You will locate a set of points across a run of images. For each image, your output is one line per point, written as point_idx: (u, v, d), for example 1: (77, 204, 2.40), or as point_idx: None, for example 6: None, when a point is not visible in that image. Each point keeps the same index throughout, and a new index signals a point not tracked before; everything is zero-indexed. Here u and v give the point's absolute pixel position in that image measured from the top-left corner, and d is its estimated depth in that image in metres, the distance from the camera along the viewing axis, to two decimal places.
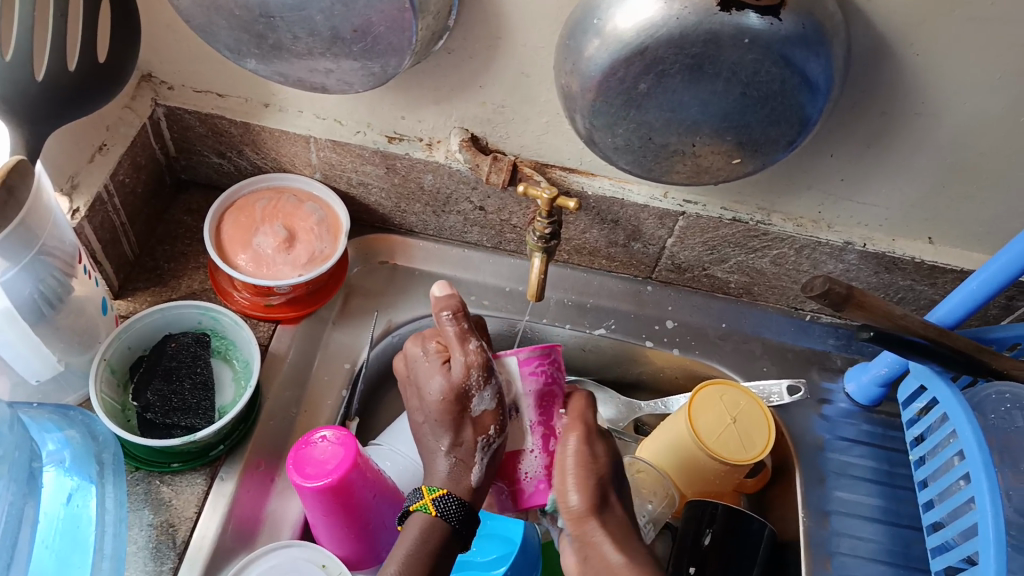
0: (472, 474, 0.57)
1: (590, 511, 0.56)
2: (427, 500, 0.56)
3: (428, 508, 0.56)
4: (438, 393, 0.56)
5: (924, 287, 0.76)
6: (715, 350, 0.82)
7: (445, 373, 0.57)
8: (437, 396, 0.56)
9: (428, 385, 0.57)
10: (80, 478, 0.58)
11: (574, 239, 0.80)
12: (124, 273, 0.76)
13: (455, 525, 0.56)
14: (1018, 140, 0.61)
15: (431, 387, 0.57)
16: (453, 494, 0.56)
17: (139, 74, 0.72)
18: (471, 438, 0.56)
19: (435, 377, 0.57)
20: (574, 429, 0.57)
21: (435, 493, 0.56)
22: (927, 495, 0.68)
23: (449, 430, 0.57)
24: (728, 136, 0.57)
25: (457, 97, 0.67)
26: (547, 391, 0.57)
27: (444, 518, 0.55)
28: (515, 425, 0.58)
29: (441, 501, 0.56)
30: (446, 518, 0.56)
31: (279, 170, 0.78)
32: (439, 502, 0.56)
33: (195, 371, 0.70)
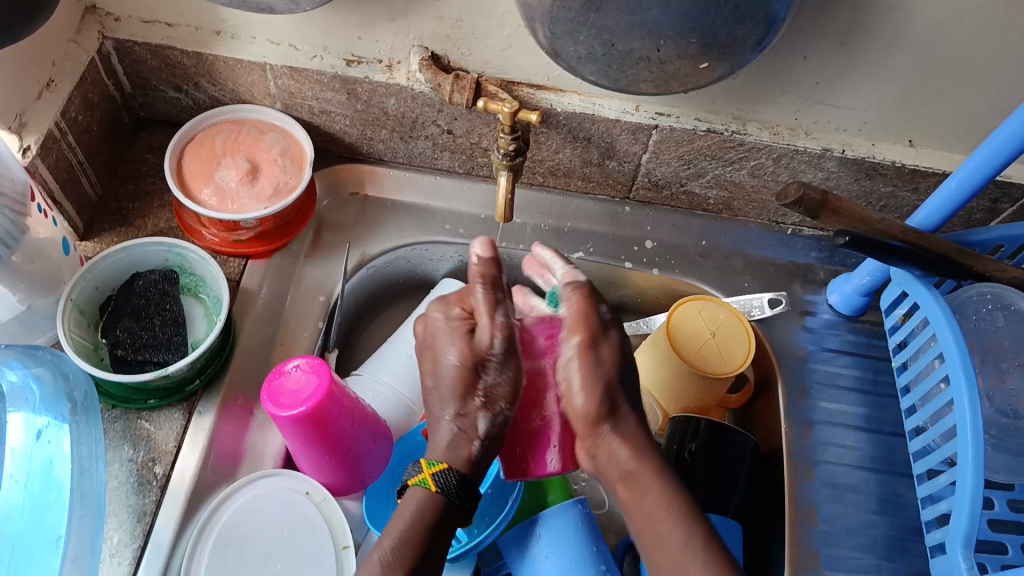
0: (473, 446, 0.54)
1: (598, 416, 0.53)
2: (427, 475, 0.53)
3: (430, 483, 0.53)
4: (457, 359, 0.54)
5: (906, 192, 0.74)
6: (695, 269, 0.81)
7: (464, 341, 0.55)
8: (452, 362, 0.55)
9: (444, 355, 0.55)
10: (51, 416, 0.57)
11: (546, 160, 0.77)
12: (88, 215, 0.74)
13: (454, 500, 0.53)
14: (997, 30, 0.58)
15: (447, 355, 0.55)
16: (452, 468, 0.53)
17: (83, 7, 0.69)
18: (476, 409, 0.54)
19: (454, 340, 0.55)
20: (573, 334, 0.55)
21: (435, 467, 0.53)
22: (909, 400, 0.68)
23: (459, 398, 0.54)
24: (693, 39, 0.54)
25: (413, 12, 0.64)
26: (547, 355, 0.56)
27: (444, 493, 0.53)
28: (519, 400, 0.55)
29: (441, 476, 0.53)
30: (447, 494, 0.53)
31: (239, 102, 0.76)
32: (439, 477, 0.53)
33: (165, 307, 0.69)
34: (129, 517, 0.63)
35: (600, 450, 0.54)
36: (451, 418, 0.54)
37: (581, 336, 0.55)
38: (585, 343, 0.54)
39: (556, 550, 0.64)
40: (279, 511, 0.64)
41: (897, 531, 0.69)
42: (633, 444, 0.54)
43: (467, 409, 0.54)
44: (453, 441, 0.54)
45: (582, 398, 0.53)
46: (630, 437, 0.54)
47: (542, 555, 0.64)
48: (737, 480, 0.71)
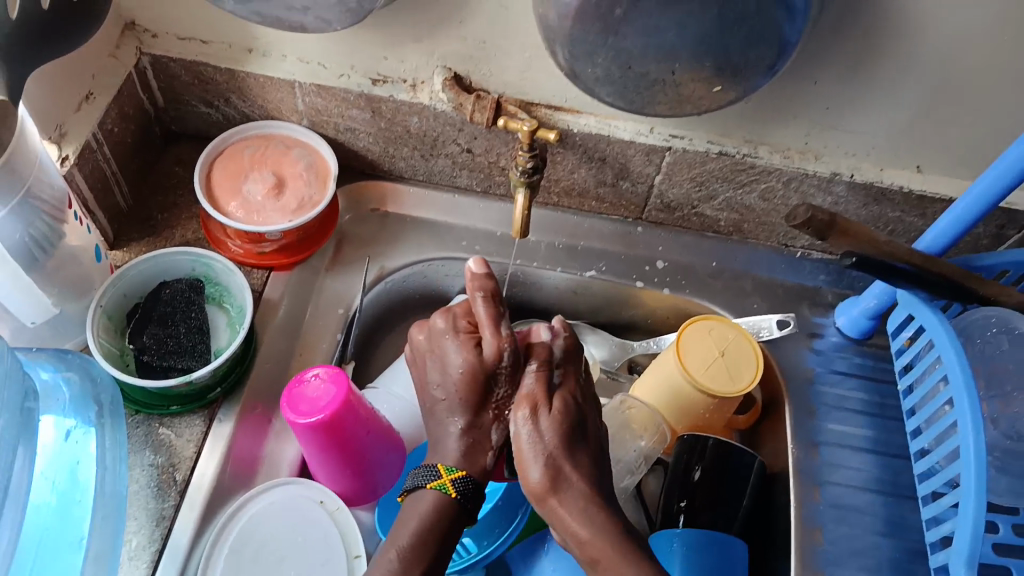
0: (487, 456, 0.56)
1: (549, 489, 0.51)
2: (446, 480, 0.54)
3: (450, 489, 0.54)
4: (462, 369, 0.57)
5: (914, 218, 0.76)
6: (706, 290, 0.83)
7: (469, 351, 0.57)
8: (457, 371, 0.57)
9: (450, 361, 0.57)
10: (79, 419, 0.59)
11: (562, 179, 0.79)
12: (117, 224, 0.77)
13: (468, 505, 0.54)
14: (1002, 58, 0.60)
15: (454, 364, 0.57)
16: (469, 473, 0.55)
17: (123, 23, 0.72)
18: (489, 421, 0.57)
19: (460, 350, 0.57)
20: (521, 406, 0.53)
21: (455, 473, 0.54)
22: (914, 423, 0.69)
23: (469, 410, 0.56)
24: (707, 62, 0.56)
25: (438, 33, 0.67)
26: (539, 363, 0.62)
27: (460, 500, 0.54)
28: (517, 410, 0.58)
29: (461, 484, 0.54)
30: (463, 499, 0.54)
31: (267, 118, 0.78)
32: (458, 483, 0.54)
33: (190, 316, 0.70)
34: (148, 521, 0.64)
35: (615, 471, 0.56)
36: (458, 427, 0.56)
37: (585, 366, 0.58)
38: (540, 422, 0.52)
39: (562, 565, 0.64)
40: (294, 519, 0.66)
41: (902, 554, 0.70)
42: (586, 511, 0.50)
43: (480, 421, 0.57)
44: (467, 450, 0.56)
45: (534, 472, 0.51)
46: (583, 503, 0.50)
47: (547, 567, 0.65)
48: (742, 500, 0.73)
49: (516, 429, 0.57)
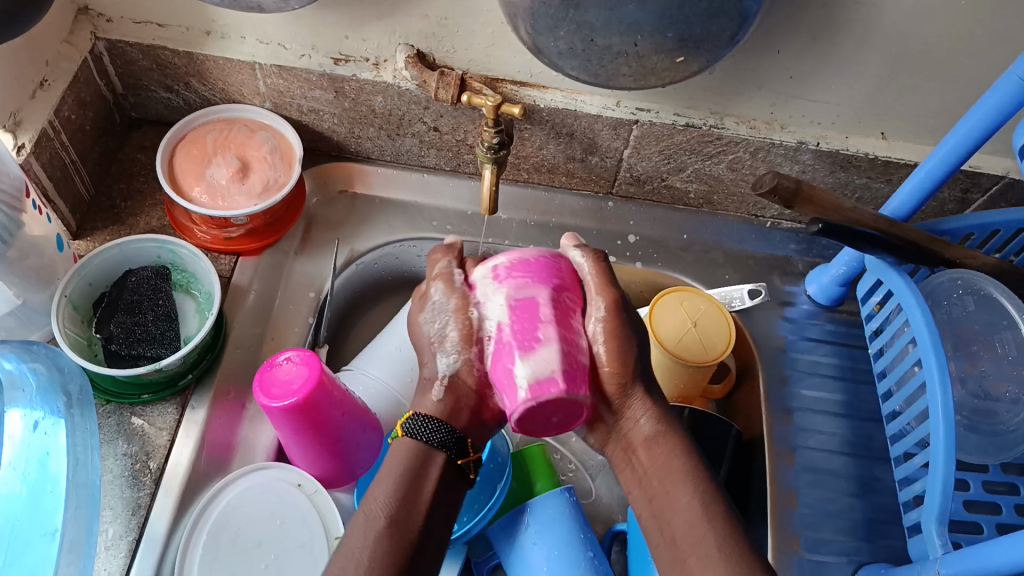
0: (448, 388, 0.54)
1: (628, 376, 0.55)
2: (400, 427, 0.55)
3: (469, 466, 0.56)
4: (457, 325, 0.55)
5: (881, 184, 0.76)
6: (677, 262, 0.83)
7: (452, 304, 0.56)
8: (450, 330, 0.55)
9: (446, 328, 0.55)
10: (48, 409, 0.58)
11: (531, 156, 0.79)
12: (81, 214, 0.76)
13: (432, 441, 0.53)
14: (963, 25, 0.60)
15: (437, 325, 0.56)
16: (427, 413, 0.54)
17: (75, 8, 0.70)
18: (467, 357, 0.55)
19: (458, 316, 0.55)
20: (601, 300, 0.56)
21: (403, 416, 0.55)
22: (885, 386, 0.70)
23: (462, 346, 0.55)
24: (669, 33, 0.56)
25: (399, 11, 0.66)
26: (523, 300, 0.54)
27: (422, 440, 0.53)
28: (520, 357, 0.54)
29: (411, 424, 0.54)
30: (426, 438, 0.53)
31: (229, 101, 0.77)
32: (408, 423, 0.54)
33: (157, 304, 0.70)
34: (124, 509, 0.64)
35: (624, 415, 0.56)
36: (446, 371, 0.54)
37: (606, 299, 0.56)
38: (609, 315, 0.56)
39: (545, 539, 0.65)
40: (273, 503, 0.65)
41: (875, 515, 0.71)
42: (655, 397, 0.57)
43: (461, 351, 0.55)
44: (446, 396, 0.54)
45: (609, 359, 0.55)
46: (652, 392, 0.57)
47: (530, 541, 0.65)
48: (719, 467, 0.74)
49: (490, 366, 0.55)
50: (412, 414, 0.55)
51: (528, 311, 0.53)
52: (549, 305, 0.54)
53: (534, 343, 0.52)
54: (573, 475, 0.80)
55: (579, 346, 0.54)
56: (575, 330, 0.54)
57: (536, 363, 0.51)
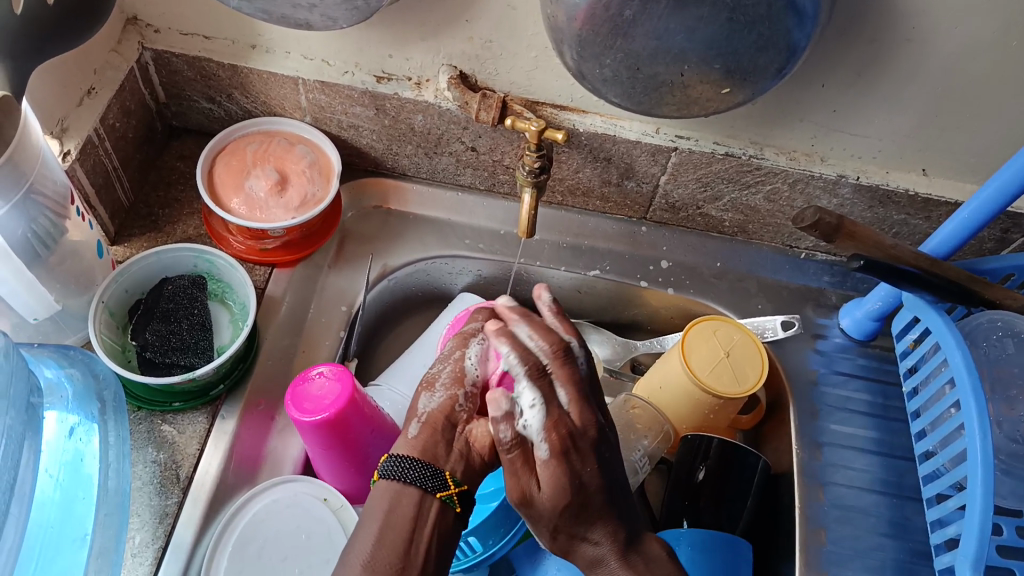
0: (414, 424, 0.57)
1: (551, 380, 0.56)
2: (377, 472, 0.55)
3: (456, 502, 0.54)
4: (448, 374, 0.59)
5: (919, 220, 0.76)
6: (709, 289, 0.83)
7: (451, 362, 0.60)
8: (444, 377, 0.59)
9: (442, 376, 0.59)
10: (82, 414, 0.58)
11: (567, 178, 0.79)
12: (119, 220, 0.76)
13: (403, 479, 0.53)
14: (1011, 66, 0.60)
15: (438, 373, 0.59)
16: (396, 454, 0.55)
17: (124, 19, 0.71)
18: (447, 395, 0.58)
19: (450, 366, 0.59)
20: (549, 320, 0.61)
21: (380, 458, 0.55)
22: (919, 425, 0.69)
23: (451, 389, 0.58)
24: (716, 64, 0.56)
25: (444, 32, 0.66)
26: None
27: (388, 477, 0.53)
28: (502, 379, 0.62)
29: (385, 465, 0.54)
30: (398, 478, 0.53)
31: (269, 114, 0.78)
32: (381, 466, 0.55)
33: (193, 312, 0.70)
34: (151, 517, 0.64)
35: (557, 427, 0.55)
36: (427, 407, 0.57)
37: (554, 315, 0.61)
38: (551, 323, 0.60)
39: (566, 564, 0.64)
40: (299, 516, 0.66)
41: (906, 555, 0.70)
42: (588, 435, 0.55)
43: (442, 390, 0.58)
44: (420, 432, 0.56)
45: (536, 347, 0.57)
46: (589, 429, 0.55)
47: (553, 567, 0.65)
48: (746, 498, 0.72)
49: (468, 406, 0.58)
50: (387, 456, 0.55)
51: None
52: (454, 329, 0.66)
53: None
54: None
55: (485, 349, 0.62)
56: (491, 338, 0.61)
57: None
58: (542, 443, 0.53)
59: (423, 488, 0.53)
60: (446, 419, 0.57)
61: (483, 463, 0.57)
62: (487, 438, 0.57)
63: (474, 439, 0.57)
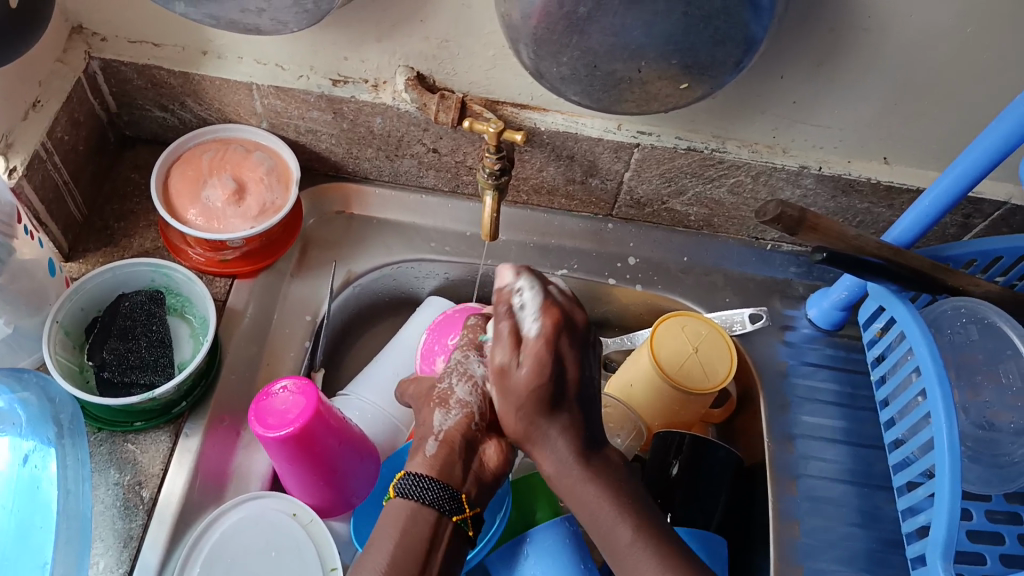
0: (430, 443, 0.55)
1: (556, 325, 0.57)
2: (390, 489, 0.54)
3: (468, 525, 0.54)
4: (469, 394, 0.58)
5: (882, 209, 0.76)
6: (677, 285, 0.83)
7: (466, 381, 0.58)
8: (461, 397, 0.58)
9: (460, 393, 0.58)
10: (38, 440, 0.57)
11: (531, 177, 0.78)
12: (73, 235, 0.74)
13: (424, 500, 0.52)
14: (966, 53, 0.60)
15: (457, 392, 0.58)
16: (415, 473, 0.54)
17: (70, 27, 0.69)
18: (461, 414, 0.57)
19: (467, 385, 0.58)
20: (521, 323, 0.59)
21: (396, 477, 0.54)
22: (888, 413, 0.69)
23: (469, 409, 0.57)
24: (674, 60, 0.55)
25: (399, 32, 0.65)
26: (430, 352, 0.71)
27: (406, 496, 0.52)
28: None
29: (402, 484, 0.53)
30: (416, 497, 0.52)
31: (225, 121, 0.76)
32: (399, 484, 0.54)
33: (151, 329, 0.69)
34: (116, 541, 0.63)
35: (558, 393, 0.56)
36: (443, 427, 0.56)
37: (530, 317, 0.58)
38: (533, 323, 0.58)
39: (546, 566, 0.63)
40: (267, 533, 0.64)
41: (877, 544, 0.70)
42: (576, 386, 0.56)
43: (455, 407, 0.57)
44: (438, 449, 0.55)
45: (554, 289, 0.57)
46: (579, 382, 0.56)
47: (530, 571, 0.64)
48: (719, 496, 0.72)
49: (484, 427, 0.57)
50: (405, 474, 0.54)
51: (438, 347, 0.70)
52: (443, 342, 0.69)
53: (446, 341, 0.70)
54: None
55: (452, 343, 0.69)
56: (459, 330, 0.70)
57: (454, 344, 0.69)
58: (533, 323, 0.53)
59: (443, 513, 0.52)
60: (464, 438, 0.56)
61: (496, 479, 0.56)
62: (501, 456, 0.57)
63: (488, 457, 0.56)
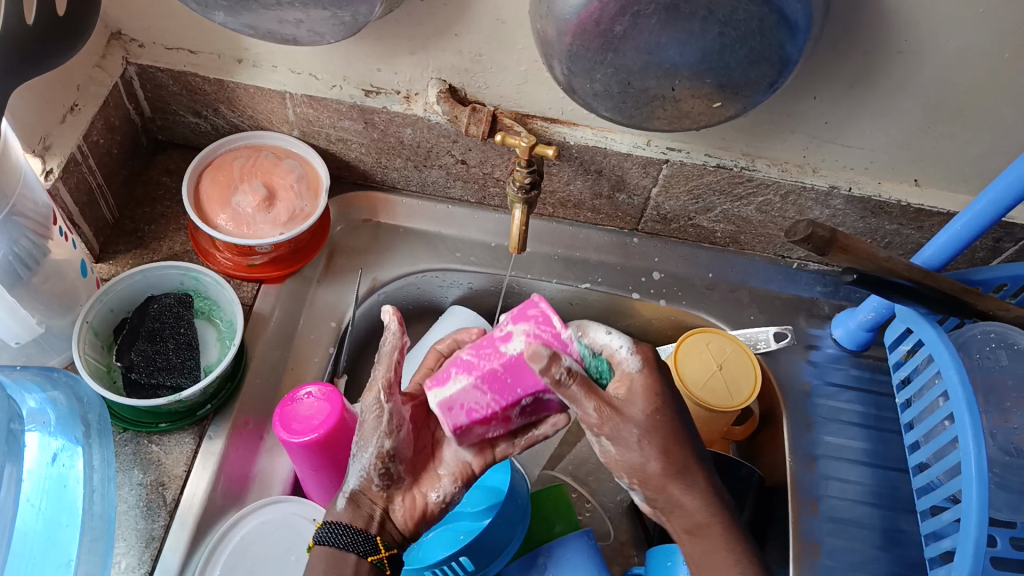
0: (341, 501, 0.56)
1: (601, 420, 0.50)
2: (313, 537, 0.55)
3: (387, 565, 0.55)
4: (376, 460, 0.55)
5: (911, 230, 0.75)
6: (701, 301, 0.82)
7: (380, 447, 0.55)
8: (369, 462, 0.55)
9: (365, 459, 0.55)
10: (65, 438, 0.57)
11: (558, 191, 0.79)
12: (104, 236, 0.75)
13: (338, 545, 0.54)
14: (1004, 77, 0.60)
15: (362, 462, 0.55)
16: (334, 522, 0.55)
17: (108, 33, 0.70)
18: (371, 471, 0.55)
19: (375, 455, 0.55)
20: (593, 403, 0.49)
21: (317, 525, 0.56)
22: (913, 436, 0.68)
23: (381, 468, 0.55)
24: (708, 79, 0.55)
25: (433, 46, 0.66)
26: (492, 368, 0.51)
27: (325, 545, 0.54)
28: (447, 379, 0.52)
29: (321, 533, 0.55)
30: (329, 545, 0.54)
31: (257, 128, 0.77)
32: (319, 534, 0.55)
33: (179, 331, 0.69)
34: (137, 542, 0.63)
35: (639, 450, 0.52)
36: (358, 484, 0.56)
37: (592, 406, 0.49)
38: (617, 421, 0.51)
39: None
40: (289, 538, 0.64)
41: (900, 568, 0.69)
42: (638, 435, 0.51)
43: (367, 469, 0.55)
44: (354, 509, 0.56)
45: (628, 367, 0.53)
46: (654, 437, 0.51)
47: None
48: (743, 510, 0.72)
49: (399, 479, 0.56)
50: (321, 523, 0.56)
51: (498, 384, 0.51)
52: (481, 381, 0.51)
53: (491, 390, 0.51)
54: (590, 515, 0.77)
55: (483, 396, 0.51)
56: (509, 337, 0.52)
57: (455, 389, 0.51)
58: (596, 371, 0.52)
59: (357, 553, 0.53)
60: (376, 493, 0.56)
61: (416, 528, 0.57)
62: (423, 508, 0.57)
63: (404, 510, 0.56)
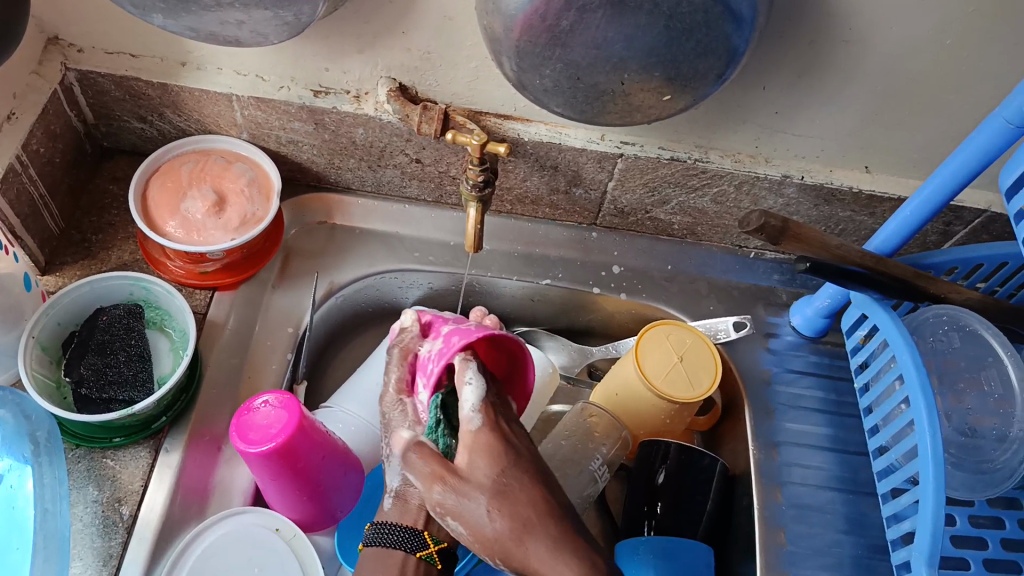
0: (389, 501, 0.58)
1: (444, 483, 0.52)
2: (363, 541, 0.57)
3: (437, 560, 0.56)
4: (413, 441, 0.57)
5: (864, 217, 0.76)
6: (660, 293, 0.83)
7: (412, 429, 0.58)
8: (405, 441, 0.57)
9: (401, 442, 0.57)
10: (13, 458, 0.57)
11: (514, 187, 0.78)
12: (50, 248, 0.73)
13: (392, 543, 0.55)
14: (946, 64, 0.61)
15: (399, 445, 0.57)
16: (386, 521, 0.57)
17: (45, 38, 0.68)
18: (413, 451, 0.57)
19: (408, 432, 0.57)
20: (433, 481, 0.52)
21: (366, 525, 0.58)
22: (871, 421, 0.69)
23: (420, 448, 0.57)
24: (657, 72, 0.55)
25: (380, 44, 0.65)
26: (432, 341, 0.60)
27: (375, 543, 0.56)
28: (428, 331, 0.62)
29: (371, 532, 0.56)
30: (382, 543, 0.55)
31: (205, 132, 0.75)
32: (370, 533, 0.57)
33: (130, 342, 0.68)
34: (94, 560, 0.62)
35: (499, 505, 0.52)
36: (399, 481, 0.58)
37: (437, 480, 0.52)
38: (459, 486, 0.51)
39: None
40: (251, 550, 0.63)
41: (863, 551, 0.70)
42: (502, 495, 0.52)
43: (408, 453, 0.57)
44: (400, 507, 0.58)
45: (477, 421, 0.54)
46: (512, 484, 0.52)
47: None
48: (706, 502, 0.72)
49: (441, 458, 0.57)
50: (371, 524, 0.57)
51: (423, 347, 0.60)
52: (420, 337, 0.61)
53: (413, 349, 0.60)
54: None
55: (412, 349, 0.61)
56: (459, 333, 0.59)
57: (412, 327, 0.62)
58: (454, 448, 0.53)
59: (406, 550, 0.55)
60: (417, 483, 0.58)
61: None
62: None
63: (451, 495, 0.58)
